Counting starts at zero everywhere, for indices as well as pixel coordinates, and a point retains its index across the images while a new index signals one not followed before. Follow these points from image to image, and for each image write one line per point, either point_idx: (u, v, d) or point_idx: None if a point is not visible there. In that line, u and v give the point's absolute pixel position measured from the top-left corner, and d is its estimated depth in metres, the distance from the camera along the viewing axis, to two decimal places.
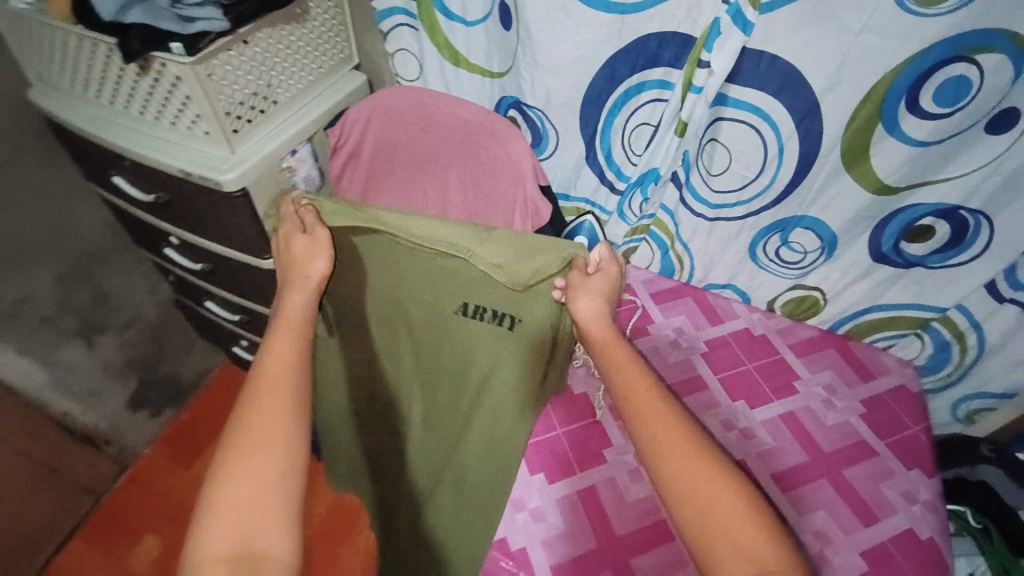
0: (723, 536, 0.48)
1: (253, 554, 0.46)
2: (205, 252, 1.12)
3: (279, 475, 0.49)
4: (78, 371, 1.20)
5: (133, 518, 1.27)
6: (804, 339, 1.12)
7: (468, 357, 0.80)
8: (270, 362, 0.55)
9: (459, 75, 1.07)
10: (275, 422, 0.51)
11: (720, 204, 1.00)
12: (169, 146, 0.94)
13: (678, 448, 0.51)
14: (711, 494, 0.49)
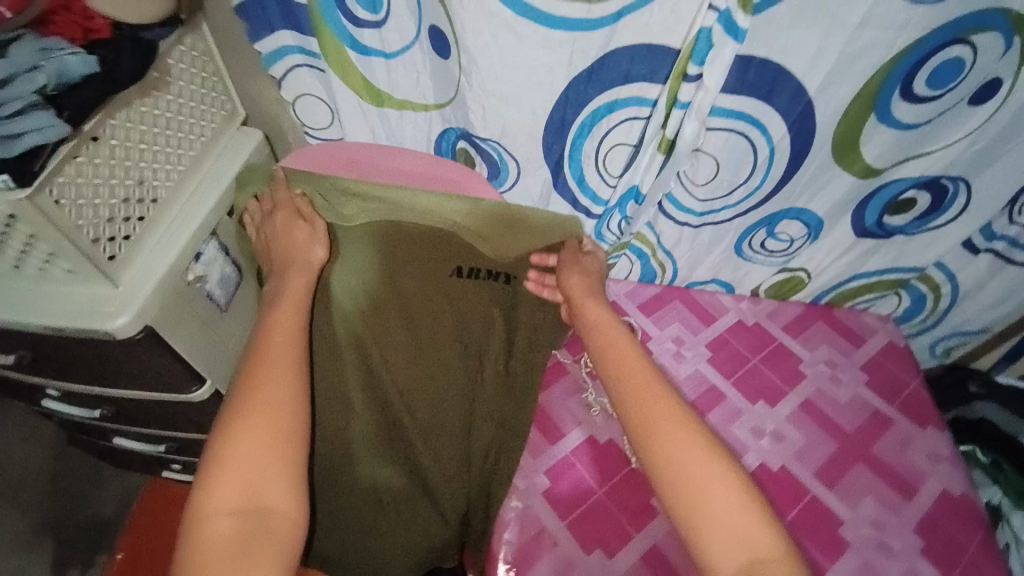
0: (706, 508, 0.57)
1: (260, 508, 0.56)
2: (93, 395, 0.85)
3: (280, 440, 0.59)
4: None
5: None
6: (793, 318, 1.12)
7: (464, 317, 0.89)
8: (276, 340, 0.67)
9: (387, 114, 0.88)
10: (282, 399, 0.61)
11: (706, 211, 0.93)
12: (23, 299, 0.68)
13: (671, 437, 0.61)
14: (708, 483, 0.58)
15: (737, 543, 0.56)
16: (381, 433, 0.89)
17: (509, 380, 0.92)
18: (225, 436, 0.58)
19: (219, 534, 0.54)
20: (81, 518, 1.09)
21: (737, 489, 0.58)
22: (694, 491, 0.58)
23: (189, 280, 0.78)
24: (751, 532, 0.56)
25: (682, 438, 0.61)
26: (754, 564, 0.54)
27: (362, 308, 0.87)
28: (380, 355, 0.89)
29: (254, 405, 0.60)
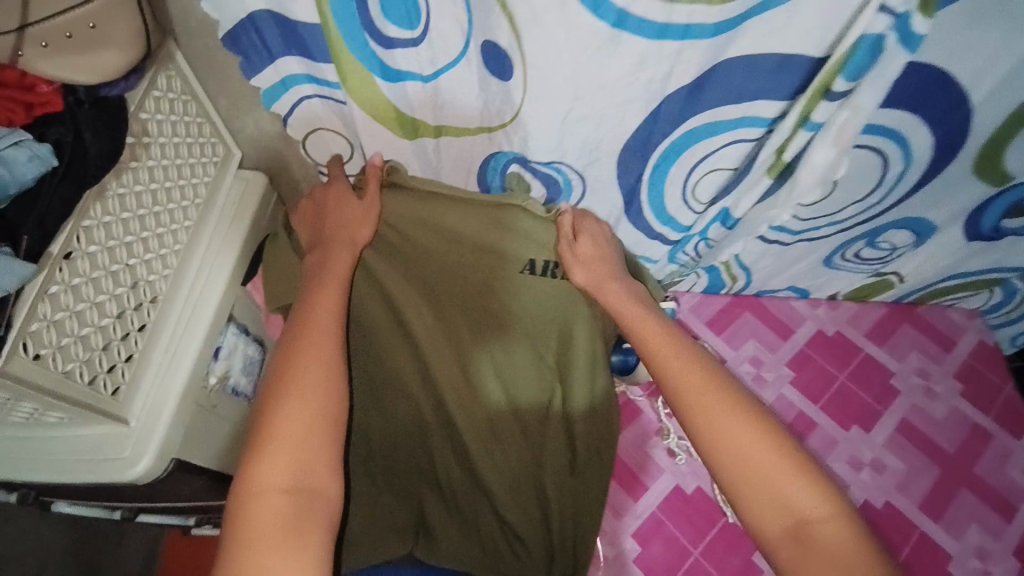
0: (750, 471, 0.52)
1: (310, 489, 0.51)
2: (109, 504, 0.74)
3: (328, 414, 0.55)
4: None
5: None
6: (876, 322, 1.01)
7: (530, 316, 0.79)
8: (319, 316, 0.61)
9: (438, 146, 0.72)
10: (329, 370, 0.57)
11: (804, 228, 0.79)
12: (18, 450, 0.55)
13: (705, 393, 0.56)
14: (743, 442, 0.53)
15: (777, 507, 0.51)
16: (433, 419, 0.78)
17: (596, 401, 0.79)
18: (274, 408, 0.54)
19: (269, 513, 0.49)
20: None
21: (772, 443, 0.53)
22: (728, 451, 0.53)
23: (209, 388, 0.64)
24: (797, 496, 0.50)
25: (716, 394, 0.56)
26: (800, 529, 0.50)
27: (419, 288, 0.79)
28: (438, 344, 0.78)
29: (299, 378, 0.56)
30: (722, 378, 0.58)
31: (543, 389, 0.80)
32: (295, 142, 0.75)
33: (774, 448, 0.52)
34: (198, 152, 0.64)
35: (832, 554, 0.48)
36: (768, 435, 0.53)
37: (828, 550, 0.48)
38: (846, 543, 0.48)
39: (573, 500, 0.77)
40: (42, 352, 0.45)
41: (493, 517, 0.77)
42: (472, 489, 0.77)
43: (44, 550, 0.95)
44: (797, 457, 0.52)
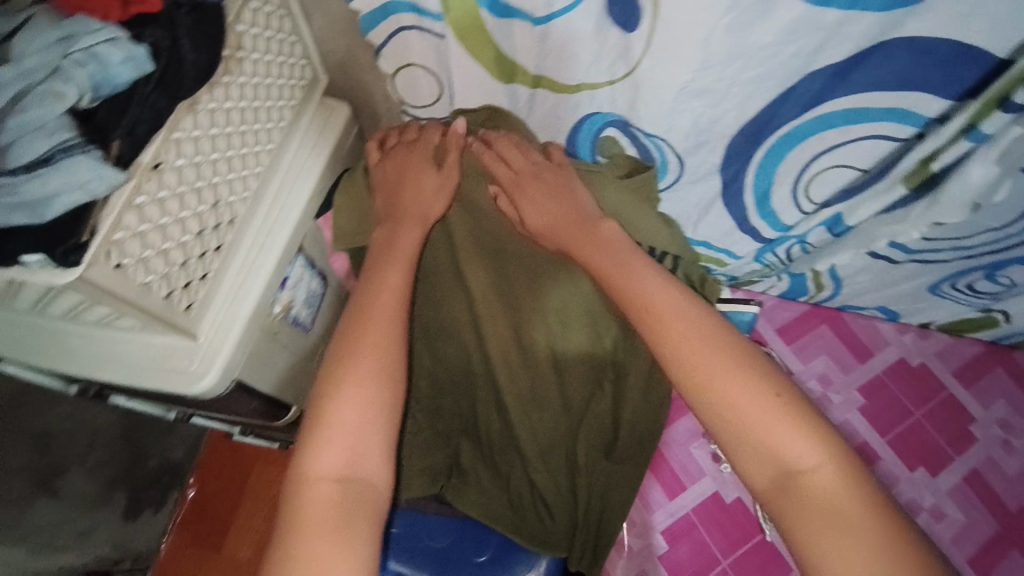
0: (740, 425, 0.51)
1: (359, 478, 0.52)
2: (165, 404, 0.77)
3: (381, 406, 0.55)
4: (54, 525, 0.96)
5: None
6: (967, 361, 0.91)
7: (585, 294, 0.74)
8: (383, 300, 0.60)
9: (536, 99, 0.67)
10: (387, 363, 0.57)
11: (923, 249, 0.70)
12: (83, 345, 0.56)
13: (693, 340, 0.55)
14: (726, 390, 0.52)
15: (762, 455, 0.50)
16: (480, 371, 0.77)
17: (648, 390, 0.74)
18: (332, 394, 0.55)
19: (322, 499, 0.51)
20: (150, 463, 1.12)
21: (753, 382, 0.52)
22: (714, 399, 0.52)
23: (275, 316, 0.64)
24: (787, 444, 0.50)
25: (702, 343, 0.54)
26: (788, 476, 0.49)
27: (488, 248, 0.73)
28: (496, 299, 0.74)
29: (358, 367, 0.56)
30: (706, 320, 0.56)
31: (592, 360, 0.76)
32: (383, 76, 0.71)
33: (759, 389, 0.52)
34: (288, 73, 0.61)
35: (818, 499, 0.48)
36: (751, 377, 0.52)
37: (817, 499, 0.48)
38: (830, 485, 0.48)
39: (614, 486, 0.76)
40: (123, 262, 0.44)
41: (526, 480, 0.77)
42: (510, 446, 0.78)
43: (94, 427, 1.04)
44: (780, 399, 0.51)
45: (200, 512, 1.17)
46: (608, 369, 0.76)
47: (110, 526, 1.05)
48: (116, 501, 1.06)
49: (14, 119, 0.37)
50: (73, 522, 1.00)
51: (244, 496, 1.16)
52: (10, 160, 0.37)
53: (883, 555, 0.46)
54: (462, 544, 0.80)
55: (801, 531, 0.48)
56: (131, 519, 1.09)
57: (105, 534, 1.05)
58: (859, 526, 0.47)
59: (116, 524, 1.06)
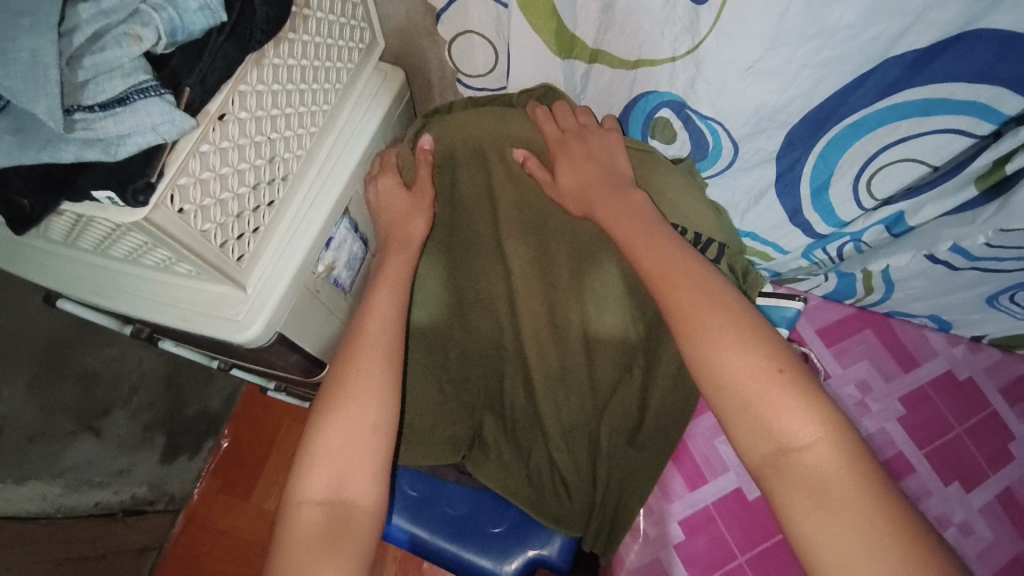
0: (746, 403, 0.50)
1: (343, 501, 0.54)
2: (208, 352, 0.80)
3: (368, 432, 0.56)
4: (93, 462, 1.02)
5: (202, 559, 1.18)
6: (1019, 379, 0.87)
7: (620, 280, 0.72)
8: (374, 323, 0.62)
9: (592, 73, 0.66)
10: (375, 392, 0.58)
11: (985, 256, 0.66)
12: (137, 288, 0.58)
13: (714, 317, 0.54)
14: (731, 364, 0.51)
15: (762, 433, 0.49)
16: (512, 347, 0.78)
17: (677, 391, 0.70)
18: (323, 416, 0.57)
19: (307, 522, 0.53)
20: (190, 411, 1.19)
21: (757, 357, 0.51)
22: (718, 373, 0.51)
23: (318, 274, 0.66)
24: (788, 420, 0.49)
25: (711, 319, 0.53)
26: (780, 455, 0.49)
27: (520, 234, 0.73)
28: (534, 277, 0.74)
29: (347, 393, 0.57)
30: (719, 295, 0.55)
31: (624, 347, 0.74)
32: (440, 43, 0.71)
33: (770, 365, 0.51)
34: (348, 34, 0.62)
35: (813, 478, 0.47)
36: (757, 353, 0.51)
37: (810, 475, 0.48)
38: (828, 464, 0.47)
39: (634, 473, 0.75)
40: (185, 207, 0.46)
41: (546, 458, 0.79)
42: (533, 423, 0.79)
43: (139, 371, 1.08)
44: (784, 377, 0.50)
45: (233, 462, 1.23)
46: (638, 357, 0.74)
47: (147, 467, 1.12)
48: (155, 445, 1.13)
49: (91, 58, 0.38)
50: (112, 460, 1.05)
51: (273, 450, 1.23)
52: (86, 97, 0.38)
53: (875, 532, 0.45)
54: (480, 513, 0.82)
55: (796, 513, 0.48)
56: (167, 463, 1.16)
57: (143, 475, 1.12)
58: (855, 504, 0.46)
59: (154, 466, 1.13)
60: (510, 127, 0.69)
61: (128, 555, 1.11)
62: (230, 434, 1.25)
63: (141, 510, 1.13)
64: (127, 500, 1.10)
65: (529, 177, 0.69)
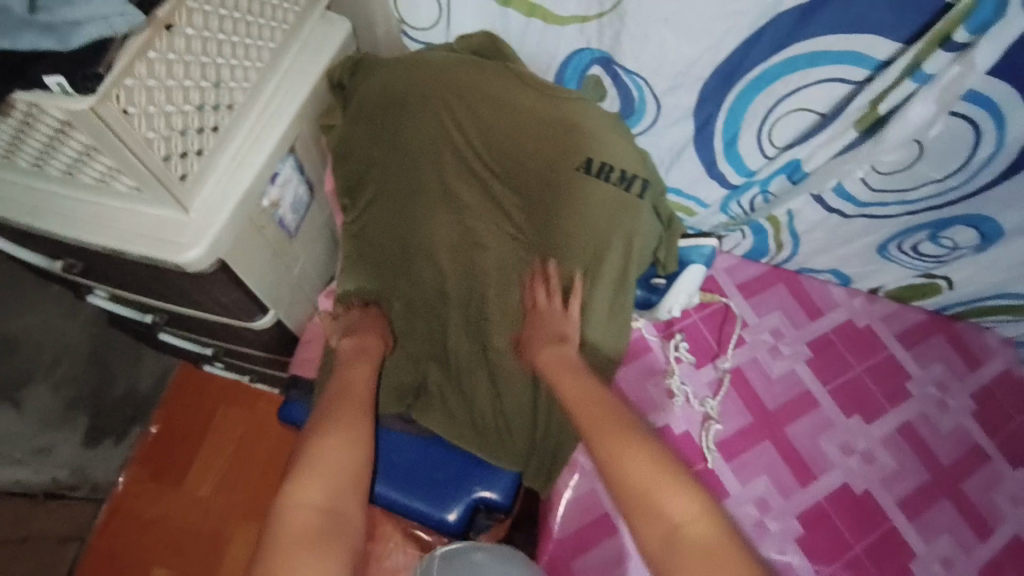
0: (641, 491, 0.54)
1: (335, 511, 0.59)
2: (144, 301, 0.77)
3: (356, 469, 0.64)
4: (10, 436, 0.95)
5: (131, 549, 1.08)
6: (909, 326, 0.99)
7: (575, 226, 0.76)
8: (358, 387, 0.73)
9: (530, 29, 0.73)
10: (362, 438, 0.67)
11: (872, 202, 0.78)
12: (76, 211, 0.58)
13: (604, 427, 0.62)
14: (629, 464, 0.56)
15: (652, 517, 0.53)
16: (455, 294, 0.80)
17: (610, 321, 0.79)
18: (317, 449, 0.63)
19: (299, 523, 0.56)
20: (116, 390, 1.10)
21: (642, 451, 0.57)
22: (617, 473, 0.57)
23: (262, 207, 0.66)
24: (670, 500, 0.53)
25: (607, 429, 0.61)
26: (671, 533, 0.51)
27: (466, 177, 0.79)
28: (476, 220, 0.80)
29: (338, 436, 0.65)
30: (616, 412, 0.63)
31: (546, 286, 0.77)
32: None
33: (648, 453, 0.57)
34: None
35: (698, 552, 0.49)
36: (651, 453, 0.57)
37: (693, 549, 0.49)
38: (710, 534, 0.50)
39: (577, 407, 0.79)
40: (130, 110, 0.47)
41: (492, 404, 0.80)
42: (478, 368, 0.80)
43: (63, 342, 1.02)
44: (670, 465, 0.56)
45: (163, 447, 1.14)
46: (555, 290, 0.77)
47: (70, 448, 1.03)
48: (77, 424, 1.04)
49: None
50: (32, 436, 0.98)
51: (206, 439, 1.14)
52: None
53: None
54: (425, 462, 0.81)
55: None
56: (91, 447, 1.06)
57: (65, 457, 1.02)
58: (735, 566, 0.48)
59: (76, 448, 1.04)
60: (460, 70, 0.75)
61: (50, 540, 1.01)
62: (162, 414, 1.16)
63: (60, 494, 1.02)
64: (47, 483, 1.00)
65: (485, 116, 0.75)
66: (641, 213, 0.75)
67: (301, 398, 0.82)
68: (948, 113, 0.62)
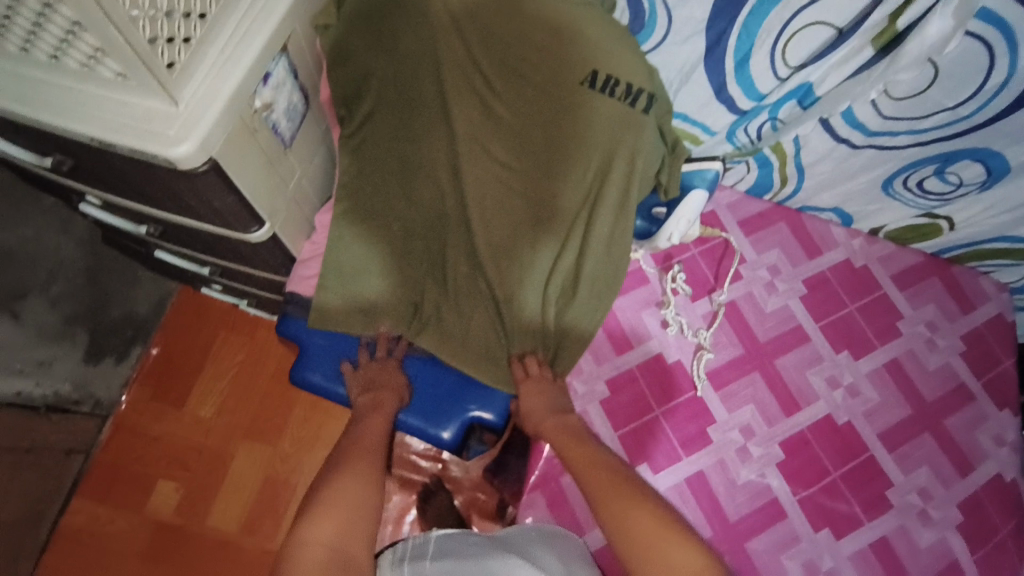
0: (643, 545, 0.55)
1: (345, 549, 0.58)
2: (138, 209, 0.75)
3: (363, 507, 0.63)
4: (10, 346, 0.94)
5: (134, 465, 1.06)
6: (907, 267, 0.99)
7: (579, 141, 0.76)
8: (366, 436, 0.73)
9: None
10: (369, 477, 0.66)
11: (881, 131, 0.76)
12: (63, 99, 0.56)
13: (610, 489, 0.62)
14: (635, 520, 0.57)
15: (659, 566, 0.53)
16: (455, 213, 0.79)
17: (612, 243, 0.80)
18: (325, 490, 0.63)
19: (310, 559, 0.55)
20: (113, 311, 1.08)
21: (643, 508, 0.58)
22: (621, 528, 0.57)
23: (255, 109, 0.64)
24: (672, 551, 0.53)
25: (611, 489, 0.62)
26: None
27: (468, 90, 0.77)
28: (473, 141, 0.78)
29: (345, 475, 0.66)
30: (622, 475, 0.64)
31: (540, 212, 0.79)
32: None
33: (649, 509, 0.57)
34: None
35: None
36: (652, 509, 0.57)
37: None
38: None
39: (579, 320, 0.81)
40: None
41: (491, 322, 0.79)
42: (477, 288, 0.79)
43: (58, 258, 1.01)
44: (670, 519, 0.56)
45: (165, 369, 1.12)
46: (547, 215, 0.78)
47: (71, 364, 1.01)
48: (77, 341, 1.03)
49: None
50: (30, 348, 0.96)
51: (208, 360, 1.13)
52: None
53: None
54: (418, 377, 0.81)
55: None
56: (91, 364, 1.05)
57: (66, 371, 1.01)
58: None
59: (77, 364, 1.02)
60: None
61: (56, 454, 1.00)
62: (162, 339, 1.14)
63: (65, 408, 1.01)
64: (49, 395, 0.99)
65: (491, 26, 0.75)
66: (646, 130, 0.75)
67: (298, 313, 0.83)
68: (965, 31, 0.60)
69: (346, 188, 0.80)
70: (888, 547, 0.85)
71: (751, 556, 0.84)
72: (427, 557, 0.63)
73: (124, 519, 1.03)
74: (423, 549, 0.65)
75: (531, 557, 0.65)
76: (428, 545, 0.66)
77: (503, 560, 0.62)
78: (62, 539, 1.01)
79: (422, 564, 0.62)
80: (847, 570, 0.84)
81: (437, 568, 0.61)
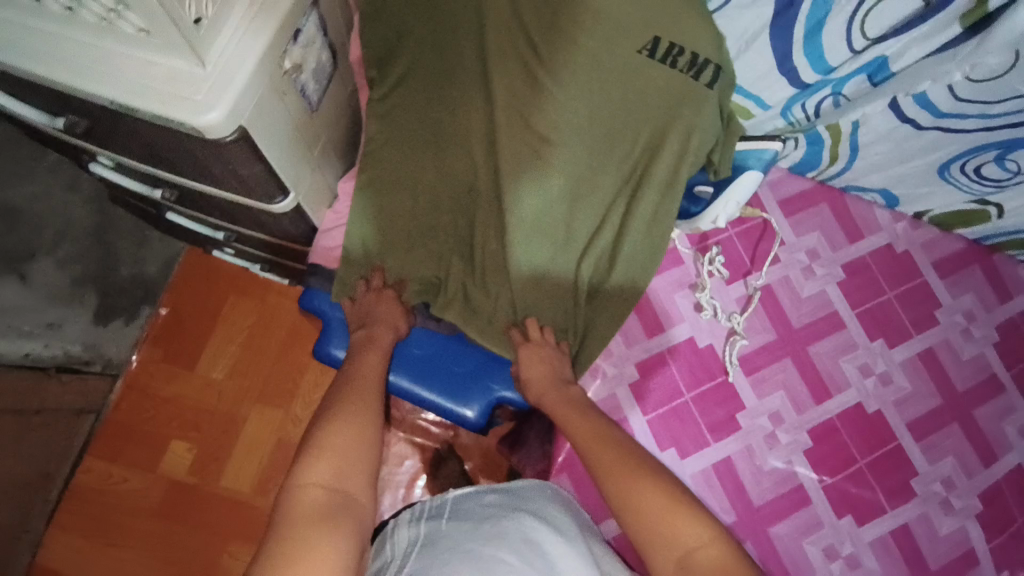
0: (646, 519, 0.53)
1: (345, 492, 0.55)
2: (153, 172, 0.70)
3: (361, 444, 0.60)
4: (19, 308, 0.92)
5: (144, 425, 1.02)
6: (948, 254, 0.96)
7: (630, 112, 0.71)
8: (364, 372, 0.69)
9: None
10: (366, 414, 0.63)
11: (950, 113, 0.71)
12: (80, 57, 0.50)
13: (611, 459, 0.60)
14: (639, 496, 0.55)
15: (664, 542, 0.51)
16: (486, 188, 0.72)
17: (655, 220, 0.76)
18: (322, 430, 0.60)
19: (309, 501, 0.53)
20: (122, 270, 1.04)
21: (648, 480, 0.56)
22: (626, 499, 0.56)
23: (285, 71, 0.58)
24: (680, 528, 0.52)
25: (610, 459, 0.60)
26: (686, 560, 0.50)
27: (508, 51, 0.70)
28: (515, 116, 0.70)
29: (343, 413, 0.62)
30: (624, 444, 0.62)
31: (578, 189, 0.73)
32: None
33: (653, 480, 0.56)
34: None
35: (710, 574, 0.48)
36: (657, 482, 0.55)
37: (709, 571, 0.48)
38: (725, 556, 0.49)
39: (611, 304, 0.77)
40: None
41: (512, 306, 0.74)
42: (500, 266, 0.73)
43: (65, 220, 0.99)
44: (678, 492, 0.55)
45: (174, 332, 1.05)
46: (586, 189, 0.73)
47: (81, 326, 0.98)
48: (87, 303, 1.00)
49: None
50: (40, 311, 0.94)
51: (218, 324, 1.06)
52: None
53: None
54: (445, 354, 0.79)
55: None
56: (102, 326, 1.01)
57: (77, 333, 0.97)
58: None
59: (87, 326, 0.99)
60: None
61: (67, 414, 0.96)
62: (172, 298, 1.07)
63: (75, 369, 0.97)
64: (59, 356, 0.95)
65: None
66: (707, 101, 0.71)
67: (322, 287, 0.80)
68: None
69: (374, 158, 0.75)
70: (909, 535, 0.86)
71: (774, 540, 0.84)
72: (444, 516, 0.62)
73: (137, 478, 0.99)
74: (440, 510, 0.64)
75: (542, 515, 0.63)
76: (445, 507, 0.64)
77: (518, 519, 0.60)
78: (74, 498, 0.98)
79: (438, 521, 0.61)
80: (866, 556, 0.85)
81: (455, 524, 0.60)
